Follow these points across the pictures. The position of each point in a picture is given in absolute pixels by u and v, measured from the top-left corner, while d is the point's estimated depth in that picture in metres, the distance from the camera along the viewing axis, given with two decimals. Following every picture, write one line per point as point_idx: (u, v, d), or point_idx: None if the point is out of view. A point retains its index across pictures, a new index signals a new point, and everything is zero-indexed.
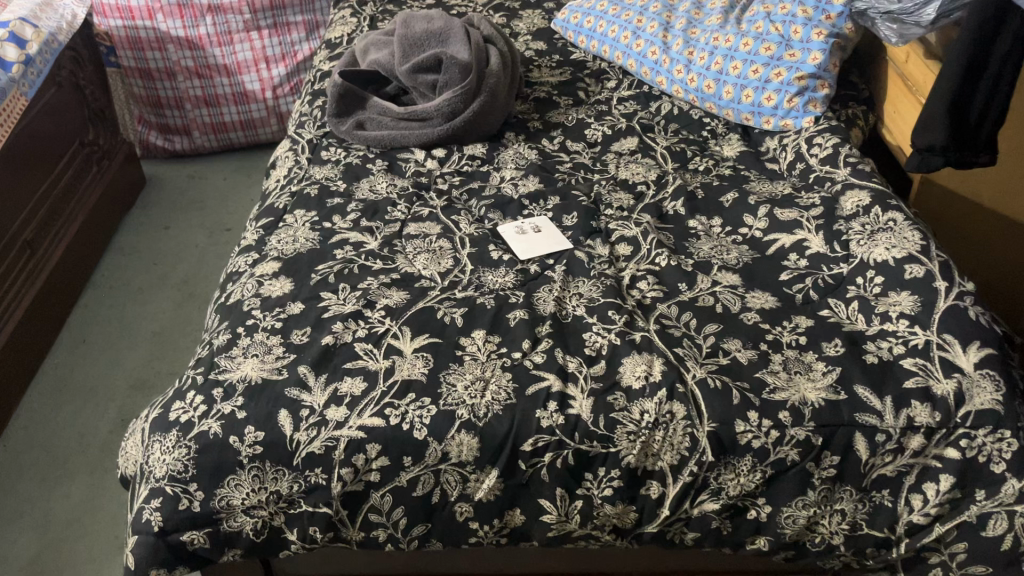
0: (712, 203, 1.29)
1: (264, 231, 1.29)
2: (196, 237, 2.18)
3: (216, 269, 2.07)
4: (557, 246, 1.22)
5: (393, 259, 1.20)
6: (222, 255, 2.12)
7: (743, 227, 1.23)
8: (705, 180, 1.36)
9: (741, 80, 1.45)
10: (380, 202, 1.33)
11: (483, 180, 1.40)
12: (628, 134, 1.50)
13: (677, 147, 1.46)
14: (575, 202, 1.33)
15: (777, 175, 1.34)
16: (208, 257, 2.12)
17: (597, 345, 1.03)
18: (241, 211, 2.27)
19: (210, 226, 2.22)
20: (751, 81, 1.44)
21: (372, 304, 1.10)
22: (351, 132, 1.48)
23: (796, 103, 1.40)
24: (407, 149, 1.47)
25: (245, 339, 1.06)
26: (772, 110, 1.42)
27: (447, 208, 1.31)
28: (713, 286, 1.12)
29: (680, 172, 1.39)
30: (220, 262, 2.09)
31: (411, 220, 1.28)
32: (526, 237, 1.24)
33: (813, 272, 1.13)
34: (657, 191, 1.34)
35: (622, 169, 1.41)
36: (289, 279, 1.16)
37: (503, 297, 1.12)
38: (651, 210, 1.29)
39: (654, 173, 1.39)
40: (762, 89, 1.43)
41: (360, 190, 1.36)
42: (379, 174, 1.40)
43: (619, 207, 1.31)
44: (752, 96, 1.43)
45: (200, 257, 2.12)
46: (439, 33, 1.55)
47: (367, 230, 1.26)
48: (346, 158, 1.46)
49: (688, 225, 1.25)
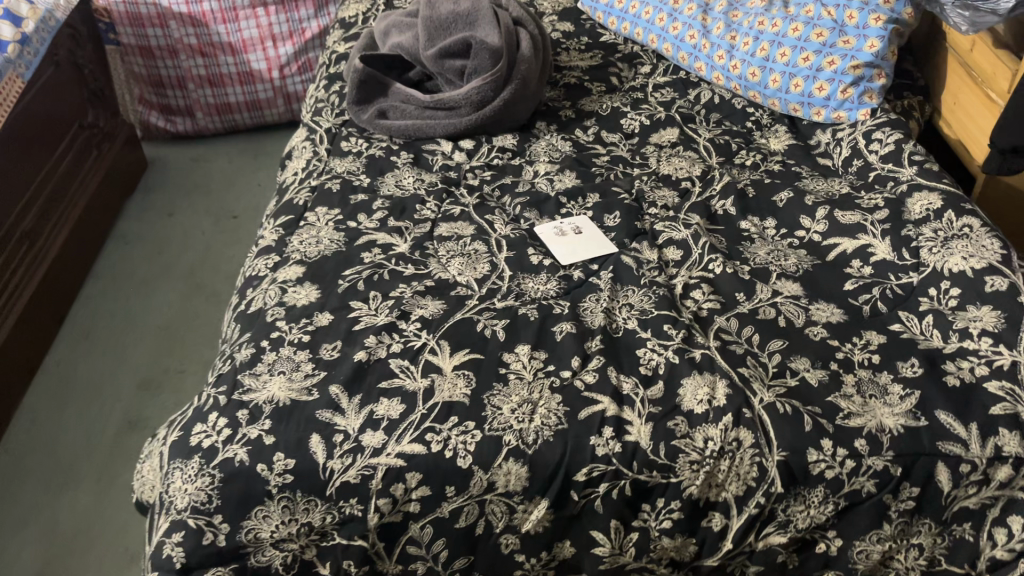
0: (764, 203, 1.20)
1: (284, 230, 1.21)
2: (202, 224, 2.09)
3: (224, 259, 1.97)
4: (601, 250, 1.14)
5: (425, 264, 1.11)
6: (230, 244, 2.02)
7: (800, 230, 1.14)
8: (754, 177, 1.27)
9: (791, 68, 1.36)
10: (408, 199, 1.24)
11: (515, 174, 1.31)
12: (667, 124, 1.42)
13: (720, 140, 1.37)
14: (616, 199, 1.24)
15: (831, 172, 1.25)
16: (215, 245, 2.02)
17: (653, 363, 0.95)
18: (248, 197, 2.18)
19: (216, 213, 2.12)
20: (802, 70, 1.35)
21: (407, 315, 1.02)
22: (373, 121, 1.39)
23: (850, 94, 1.31)
24: (432, 140, 1.38)
25: (270, 354, 0.98)
26: (824, 101, 1.33)
27: (480, 206, 1.23)
28: (773, 297, 1.04)
29: (726, 167, 1.31)
30: (228, 251, 2.00)
31: (442, 220, 1.20)
32: (566, 238, 1.16)
33: (880, 282, 1.05)
34: (703, 188, 1.26)
35: (664, 163, 1.32)
36: (315, 286, 1.07)
37: (547, 307, 1.04)
38: (699, 209, 1.21)
39: (698, 168, 1.30)
40: (813, 79, 1.34)
41: (385, 186, 1.28)
42: (405, 168, 1.31)
43: (664, 206, 1.22)
44: (802, 86, 1.35)
45: (207, 245, 2.02)
46: (467, 14, 1.45)
47: (396, 231, 1.18)
48: (368, 149, 1.37)
49: (740, 227, 1.17)
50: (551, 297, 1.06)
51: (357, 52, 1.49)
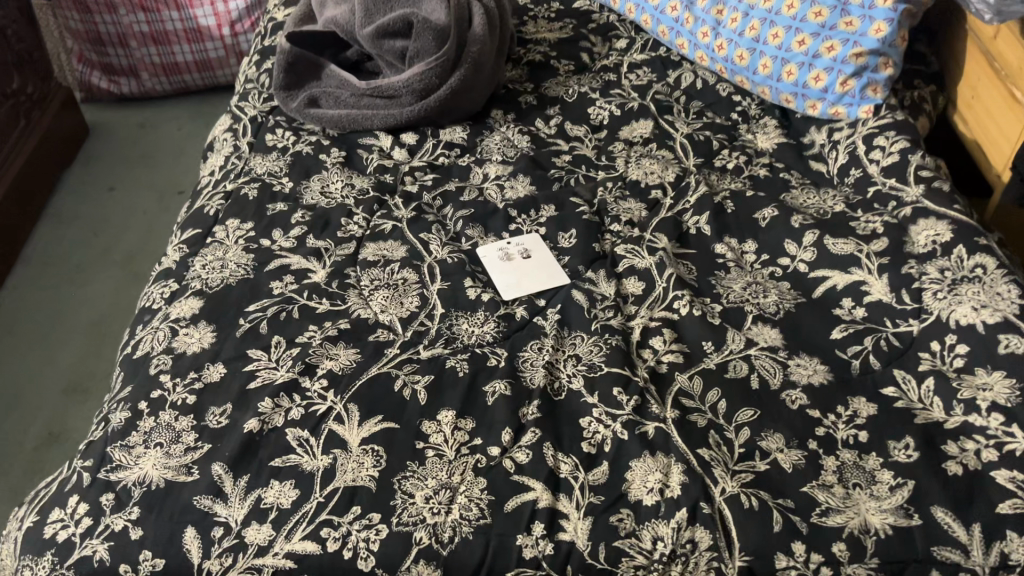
0: (744, 221, 1.03)
1: (188, 248, 1.04)
2: (145, 201, 1.92)
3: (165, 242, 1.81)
4: (554, 282, 0.97)
5: (344, 298, 0.95)
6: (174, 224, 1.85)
7: (784, 258, 0.98)
8: (736, 186, 1.10)
9: (782, 53, 1.18)
10: (333, 210, 1.07)
11: (461, 178, 1.14)
12: (641, 115, 1.24)
13: (700, 136, 1.19)
14: (574, 212, 1.07)
15: (825, 183, 1.08)
16: (156, 225, 1.86)
17: (598, 439, 0.80)
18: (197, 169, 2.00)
19: (160, 188, 1.95)
20: (796, 55, 1.16)
21: (312, 370, 0.87)
22: (303, 112, 1.22)
23: (851, 86, 1.12)
24: (370, 134, 1.21)
25: (148, 420, 0.83)
26: (820, 93, 1.15)
27: (415, 220, 1.06)
28: (747, 349, 0.88)
29: (705, 172, 1.13)
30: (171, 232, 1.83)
31: (370, 239, 1.03)
32: (513, 265, 1.00)
33: (873, 330, 0.89)
34: (675, 199, 1.09)
35: (634, 166, 1.15)
36: (211, 328, 0.92)
37: (479, 358, 0.88)
38: (668, 227, 1.04)
39: (672, 173, 1.13)
40: (807, 66, 1.15)
41: (309, 192, 1.11)
42: (334, 170, 1.14)
43: (629, 222, 1.06)
44: (796, 74, 1.16)
45: (148, 226, 1.86)
46: None
47: (314, 253, 1.01)
48: (295, 145, 1.19)
49: (714, 252, 1.00)
50: (486, 344, 0.90)
51: (288, 26, 1.30)
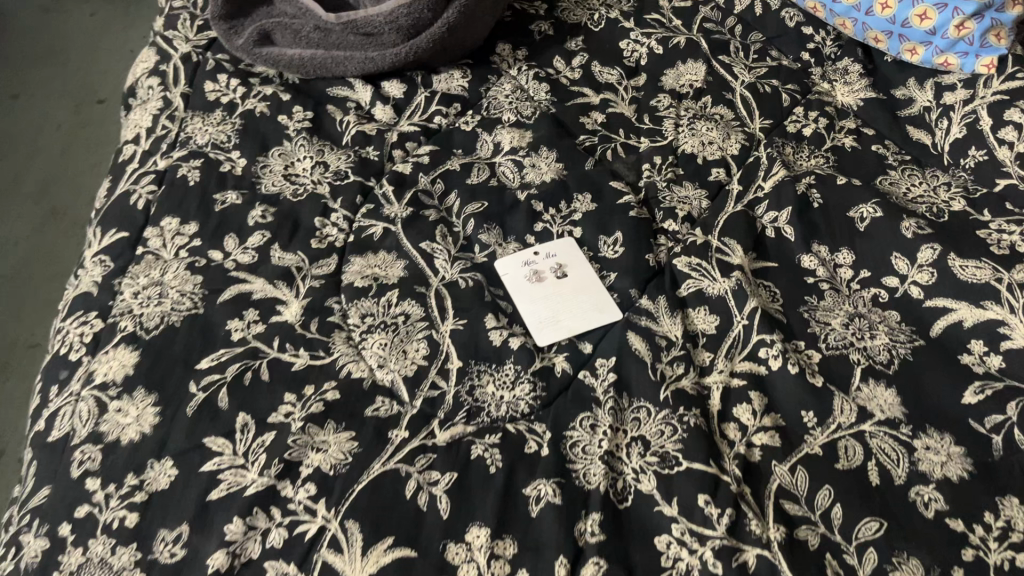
0: (837, 222, 0.81)
1: (114, 263, 0.79)
2: (57, 113, 1.59)
3: (87, 170, 1.51)
4: (601, 321, 0.75)
5: (327, 346, 0.72)
6: (96, 145, 1.55)
7: (890, 279, 0.77)
8: (818, 164, 0.87)
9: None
10: (302, 205, 0.82)
11: (466, 150, 0.89)
12: (689, 53, 0.97)
13: (765, 86, 0.94)
14: (616, 204, 0.83)
15: (932, 163, 0.85)
16: (74, 147, 1.55)
17: (681, 571, 0.60)
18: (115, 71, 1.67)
19: (75, 95, 1.63)
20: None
21: (294, 469, 0.65)
22: (255, 52, 0.93)
23: (969, 31, 0.86)
24: (342, 82, 0.94)
25: (73, 554, 0.61)
26: (924, 36, 0.90)
27: (411, 220, 0.81)
28: (860, 424, 0.68)
29: (776, 140, 0.89)
30: (93, 153, 1.54)
31: (354, 250, 0.79)
32: (546, 293, 0.77)
33: (1016, 392, 0.70)
34: (744, 184, 0.85)
35: (687, 132, 0.90)
36: (152, 401, 0.68)
37: (515, 444, 0.67)
38: (739, 229, 0.81)
39: (735, 143, 0.89)
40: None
41: (270, 176, 0.85)
42: (299, 141, 0.87)
43: (687, 219, 0.83)
44: (894, 8, 0.91)
45: (64, 147, 1.55)
46: None
47: (281, 275, 0.77)
48: (244, 100, 0.91)
49: (800, 268, 0.79)
50: (521, 422, 0.69)
51: None
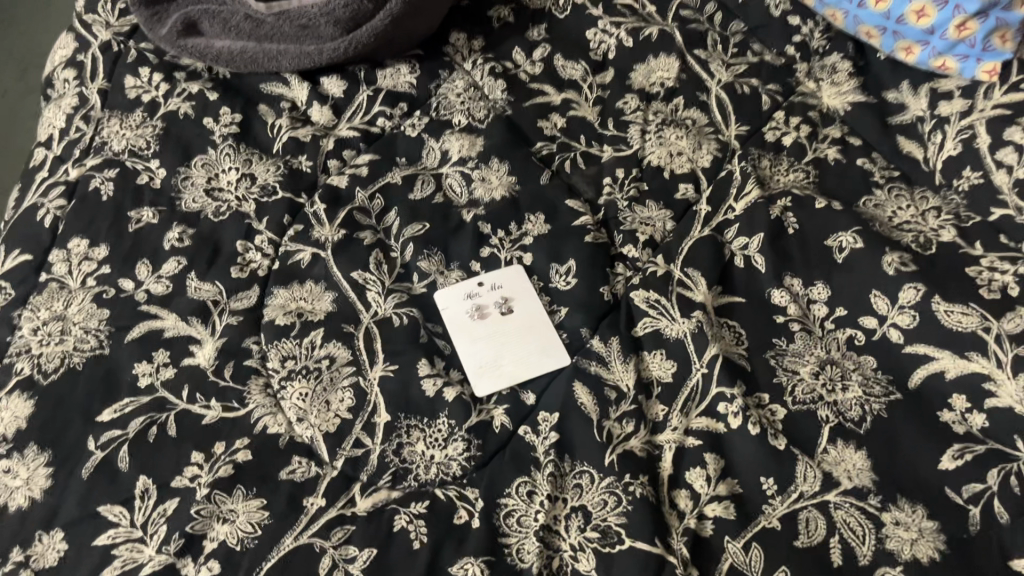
0: (813, 253, 0.73)
1: (15, 291, 0.72)
2: None
3: None
4: (546, 367, 0.68)
5: (241, 397, 0.66)
6: None
7: (868, 320, 0.70)
8: (796, 180, 0.78)
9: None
10: (225, 227, 0.75)
11: (409, 160, 0.80)
12: (662, 45, 0.88)
13: (744, 86, 0.85)
14: (571, 226, 0.76)
15: (922, 181, 0.77)
16: None
17: None
18: None
19: None
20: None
21: (196, 544, 0.59)
22: (178, 43, 0.84)
23: (970, 32, 0.77)
24: (276, 78, 0.85)
25: None
26: (922, 35, 0.81)
27: (343, 245, 0.73)
28: (824, 493, 0.62)
29: (752, 150, 0.81)
30: None
31: (278, 280, 0.72)
32: (488, 332, 0.70)
33: (999, 457, 0.63)
34: (714, 203, 0.77)
35: (654, 140, 0.82)
36: (45, 461, 0.62)
37: (442, 514, 0.61)
38: (705, 259, 0.73)
39: (707, 154, 0.81)
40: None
41: (191, 190, 0.77)
42: (225, 149, 0.79)
43: (649, 244, 0.75)
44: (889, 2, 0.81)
45: None
46: None
47: (197, 309, 0.70)
48: (167, 100, 0.83)
49: (770, 304, 0.71)
50: (451, 487, 0.62)
51: None
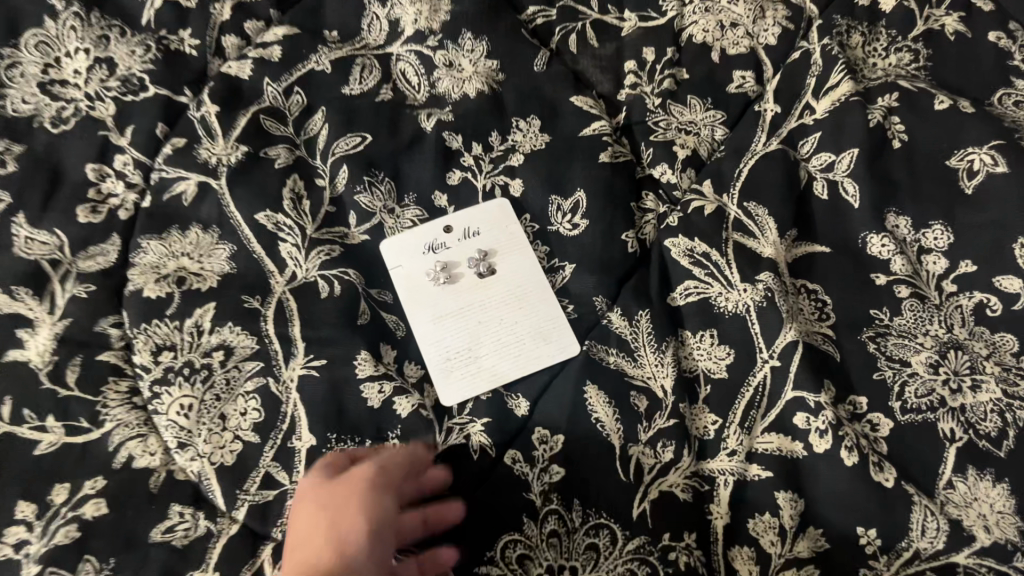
0: (926, 179, 0.51)
1: None
2: None
3: None
4: (545, 357, 0.47)
5: (93, 412, 0.44)
6: None
7: (1009, 281, 0.48)
8: (900, 65, 0.55)
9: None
10: (71, 142, 0.51)
11: (343, 34, 0.56)
12: None
13: None
14: (578, 136, 0.53)
15: None
16: None
17: None
18: None
19: None
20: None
21: None
22: None
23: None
24: None
25: None
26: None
27: (245, 170, 0.50)
28: (951, 553, 0.41)
29: (837, 19, 0.56)
30: None
31: (149, 226, 0.49)
32: (459, 303, 0.49)
33: None
34: (784, 102, 0.54)
35: (696, 5, 0.57)
36: None
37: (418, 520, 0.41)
38: (774, 187, 0.51)
39: (772, 26, 0.56)
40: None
41: (20, 83, 0.52)
42: (68, 21, 0.54)
43: (691, 163, 0.52)
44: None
45: None
46: None
47: (26, 274, 0.47)
48: None
49: (866, 256, 0.49)
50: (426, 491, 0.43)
51: None
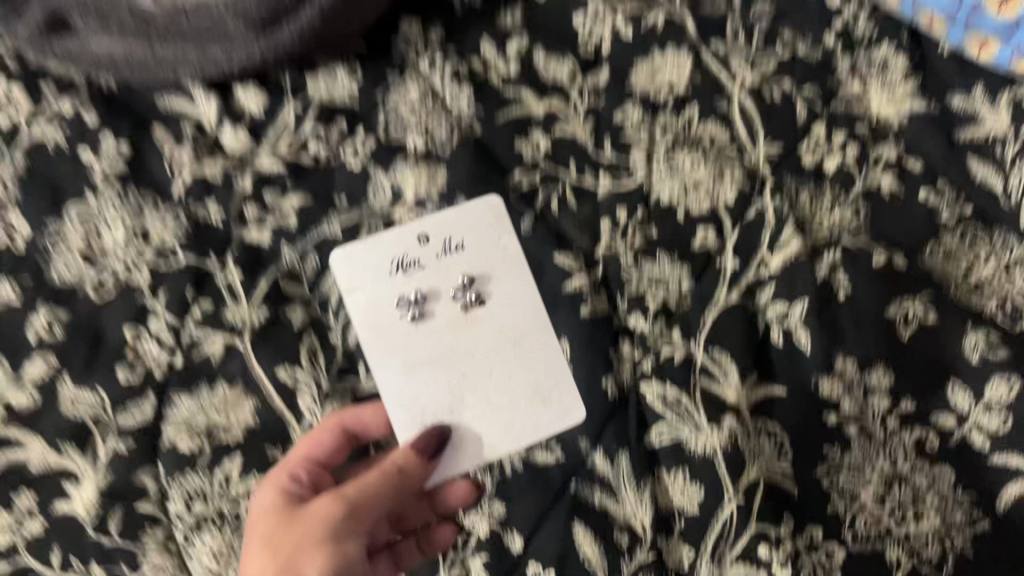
0: (870, 326, 0.57)
1: None
2: None
3: None
4: (539, 418, 0.57)
5: (132, 557, 0.52)
6: None
7: (942, 418, 0.54)
8: (844, 221, 0.62)
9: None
10: (109, 309, 0.57)
11: (351, 199, 0.62)
12: (671, 34, 0.69)
13: (774, 90, 0.67)
14: (562, 293, 0.60)
15: (1005, 224, 0.61)
16: None
17: None
18: None
19: None
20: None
21: None
22: (45, 45, 0.64)
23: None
24: (175, 87, 0.65)
25: None
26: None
27: (266, 333, 0.57)
28: None
29: (787, 181, 0.64)
30: None
31: (180, 384, 0.55)
32: (438, 336, 0.59)
33: None
34: (742, 257, 0.61)
35: (662, 168, 0.64)
36: None
37: (411, 546, 0.54)
38: (735, 338, 0.57)
39: (730, 186, 0.63)
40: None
41: (63, 255, 0.59)
42: (108, 197, 0.61)
43: (662, 313, 0.59)
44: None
45: None
46: None
47: (72, 432, 0.53)
48: (32, 125, 0.63)
49: (818, 397, 0.56)
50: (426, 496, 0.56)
51: None
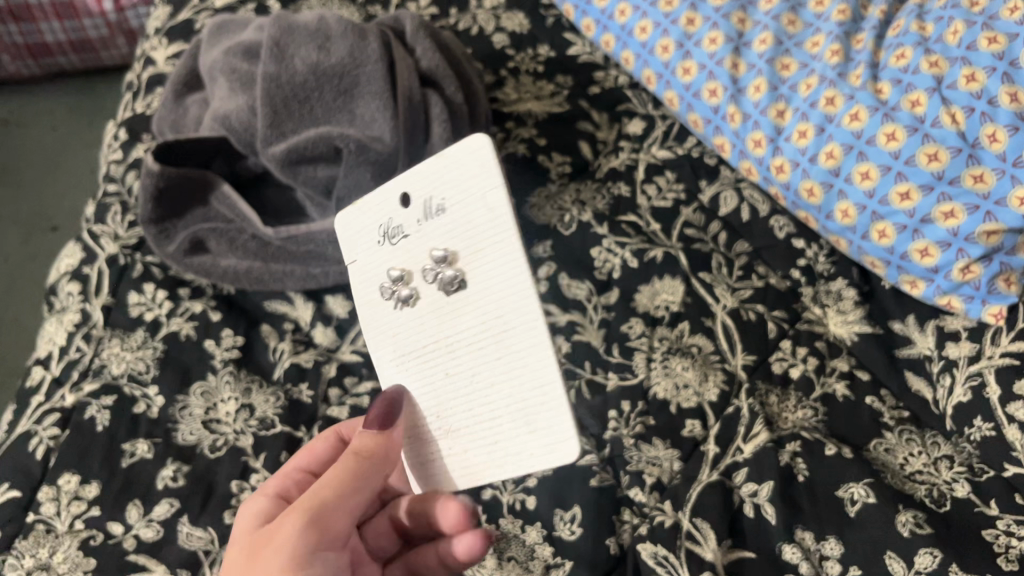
0: (823, 505, 0.71)
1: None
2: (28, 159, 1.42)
3: (43, 237, 1.34)
4: (522, 441, 0.50)
5: None
6: (69, 199, 1.38)
7: None
8: (805, 418, 0.77)
9: (862, 91, 0.83)
10: (221, 465, 0.73)
11: None
12: (668, 266, 0.88)
13: (750, 312, 0.84)
14: (575, 464, 0.75)
15: (934, 425, 0.76)
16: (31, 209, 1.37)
17: None
18: (77, 114, 1.46)
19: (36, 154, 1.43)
20: (890, 71, 0.83)
21: None
22: (185, 260, 0.84)
23: (986, 183, 0.76)
24: (280, 296, 0.85)
25: None
26: (929, 180, 0.78)
27: None
28: None
29: (759, 384, 0.79)
30: (54, 210, 1.36)
31: None
32: (420, 319, 0.54)
33: None
34: (722, 443, 0.76)
35: (659, 370, 0.81)
36: None
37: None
38: (715, 508, 0.71)
39: (713, 387, 0.79)
40: (903, 85, 0.82)
41: (188, 421, 0.76)
42: (225, 376, 0.78)
43: (656, 487, 0.73)
44: (887, 93, 0.82)
45: (28, 207, 1.37)
46: (341, 76, 0.82)
47: (186, 561, 0.68)
48: (169, 319, 0.82)
49: (781, 561, 0.69)
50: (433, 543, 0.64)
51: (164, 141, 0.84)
